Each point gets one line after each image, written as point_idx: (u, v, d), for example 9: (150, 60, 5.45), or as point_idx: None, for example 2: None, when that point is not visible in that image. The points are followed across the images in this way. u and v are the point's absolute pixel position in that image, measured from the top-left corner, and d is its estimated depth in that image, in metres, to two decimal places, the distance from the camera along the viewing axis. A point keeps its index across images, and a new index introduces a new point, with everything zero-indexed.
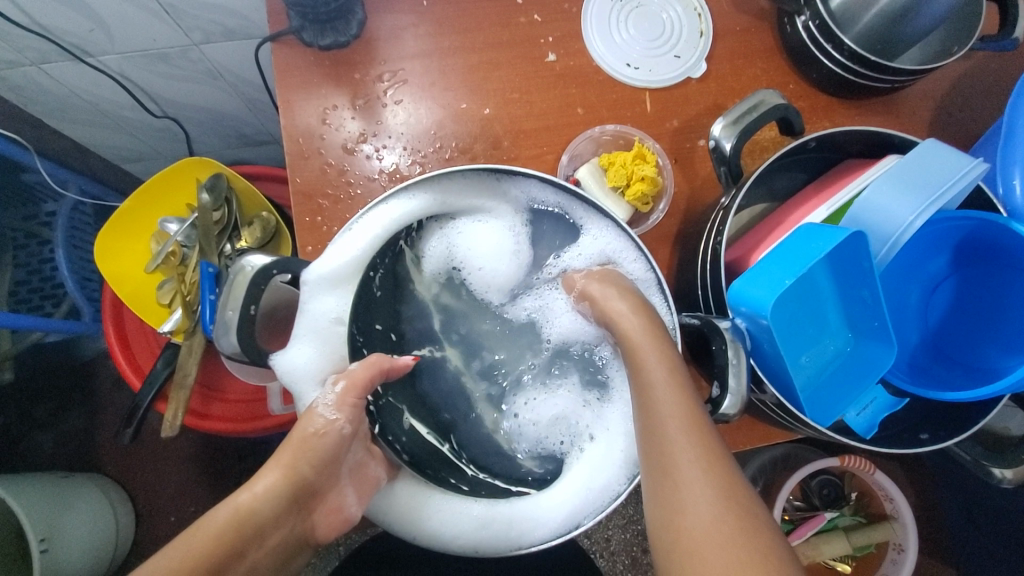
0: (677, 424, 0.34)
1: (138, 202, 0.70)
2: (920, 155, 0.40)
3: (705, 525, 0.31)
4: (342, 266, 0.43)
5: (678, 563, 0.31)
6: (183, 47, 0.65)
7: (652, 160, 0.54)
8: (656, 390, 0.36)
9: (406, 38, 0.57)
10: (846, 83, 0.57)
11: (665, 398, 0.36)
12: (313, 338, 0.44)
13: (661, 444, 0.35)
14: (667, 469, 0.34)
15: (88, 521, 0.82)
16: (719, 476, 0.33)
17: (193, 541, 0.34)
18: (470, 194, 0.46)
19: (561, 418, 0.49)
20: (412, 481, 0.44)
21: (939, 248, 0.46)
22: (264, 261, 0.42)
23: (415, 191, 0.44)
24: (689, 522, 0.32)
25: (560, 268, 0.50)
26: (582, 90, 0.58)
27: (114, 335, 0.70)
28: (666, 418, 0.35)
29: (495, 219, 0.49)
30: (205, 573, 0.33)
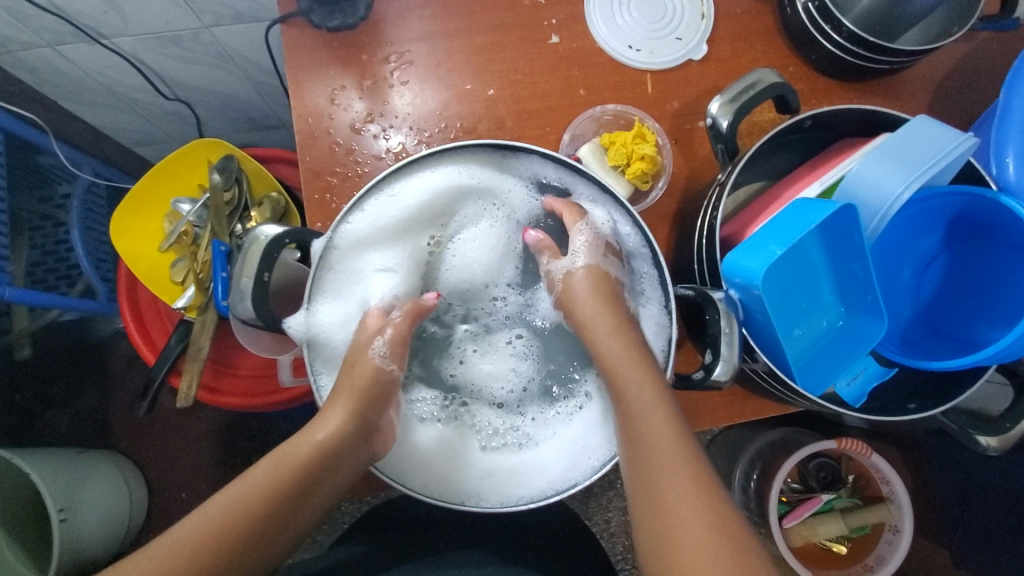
0: (660, 452, 0.39)
1: (151, 181, 0.72)
2: (913, 130, 0.41)
3: (684, 515, 0.37)
4: (371, 229, 0.46)
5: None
6: (195, 30, 0.67)
7: (652, 139, 0.55)
8: (637, 407, 0.41)
9: (412, 20, 0.59)
10: (845, 64, 0.58)
11: (644, 404, 0.41)
12: (341, 291, 0.47)
13: (645, 459, 0.40)
14: (649, 468, 0.40)
15: (103, 495, 0.85)
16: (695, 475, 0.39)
17: (284, 462, 0.41)
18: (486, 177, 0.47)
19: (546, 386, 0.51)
20: (429, 444, 0.47)
21: (933, 224, 0.46)
22: (277, 231, 0.44)
23: (432, 163, 0.45)
24: (674, 528, 0.37)
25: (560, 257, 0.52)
26: (584, 71, 0.60)
27: (128, 311, 0.73)
28: (642, 425, 0.41)
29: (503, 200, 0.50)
30: (288, 490, 0.40)
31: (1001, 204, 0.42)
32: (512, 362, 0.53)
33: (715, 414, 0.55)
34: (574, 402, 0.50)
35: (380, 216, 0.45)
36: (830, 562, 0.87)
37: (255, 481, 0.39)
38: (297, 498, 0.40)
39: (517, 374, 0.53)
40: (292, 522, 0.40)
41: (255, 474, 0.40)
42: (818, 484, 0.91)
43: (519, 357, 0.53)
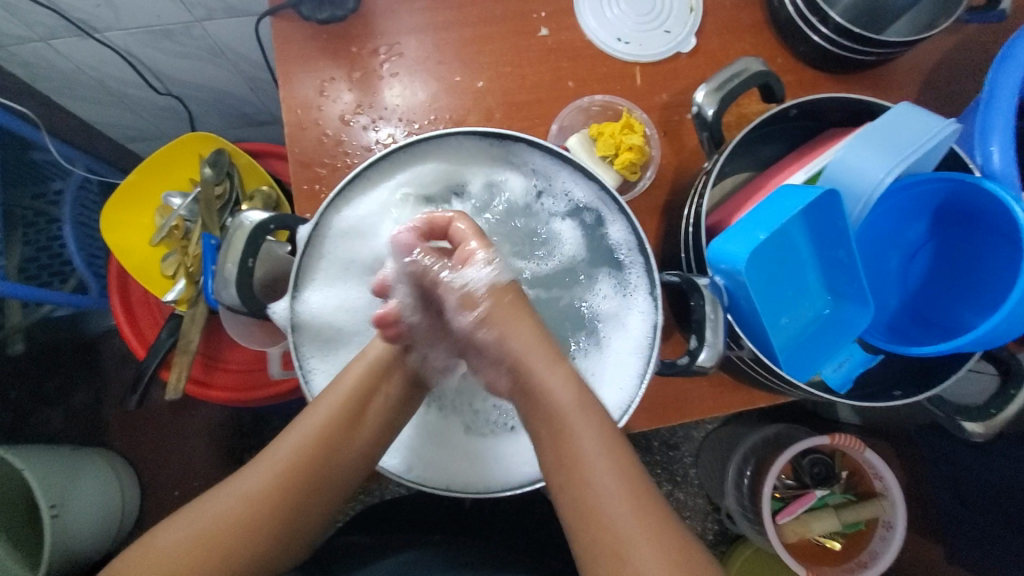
0: (590, 445, 0.39)
1: (142, 176, 0.72)
2: (895, 116, 0.42)
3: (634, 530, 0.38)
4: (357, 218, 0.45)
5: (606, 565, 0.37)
6: (186, 24, 0.67)
7: (640, 130, 0.55)
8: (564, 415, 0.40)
9: (402, 13, 0.59)
10: (833, 56, 0.58)
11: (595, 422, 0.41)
12: (329, 282, 0.46)
13: (571, 461, 0.40)
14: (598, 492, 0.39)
15: (96, 492, 0.85)
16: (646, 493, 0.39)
17: (331, 400, 0.44)
18: (482, 159, 0.47)
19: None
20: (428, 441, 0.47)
21: (917, 214, 0.47)
22: (262, 218, 0.44)
23: (433, 146, 0.46)
24: (604, 513, 0.38)
25: (561, 237, 0.48)
26: (573, 64, 0.60)
27: (119, 305, 0.72)
28: (583, 457, 0.39)
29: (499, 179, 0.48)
30: (339, 426, 0.43)
31: (986, 189, 0.42)
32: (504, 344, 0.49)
33: (704, 405, 0.55)
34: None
35: (368, 198, 0.46)
36: (825, 559, 0.86)
37: (313, 423, 0.43)
38: (344, 435, 0.44)
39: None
40: (342, 466, 0.44)
41: (313, 416, 0.44)
42: (812, 481, 0.91)
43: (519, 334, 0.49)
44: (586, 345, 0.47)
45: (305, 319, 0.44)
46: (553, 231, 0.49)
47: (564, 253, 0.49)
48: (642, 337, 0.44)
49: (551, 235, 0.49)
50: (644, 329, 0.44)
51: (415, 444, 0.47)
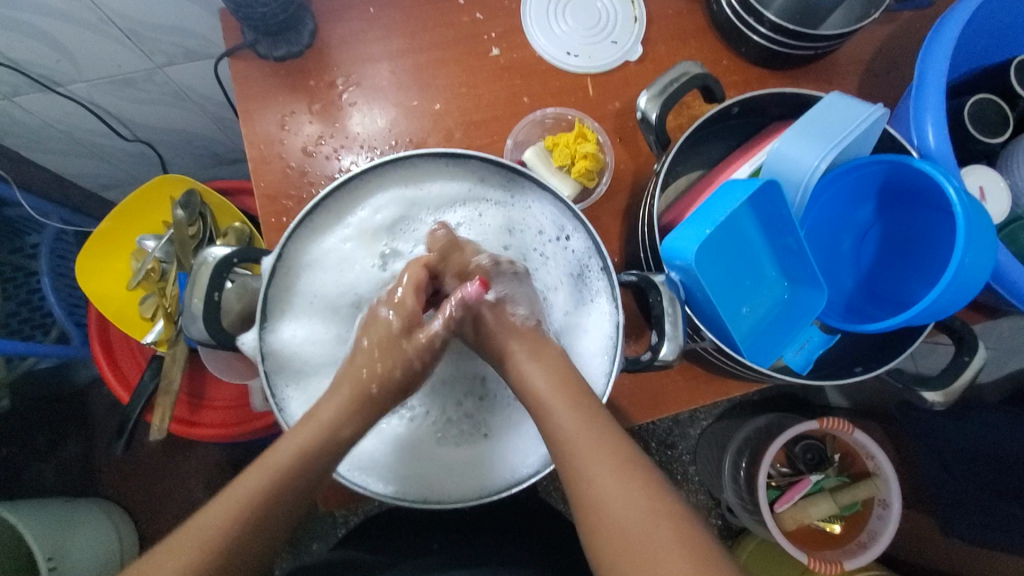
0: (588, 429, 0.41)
1: (116, 222, 0.73)
2: (827, 106, 0.44)
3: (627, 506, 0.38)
4: (322, 251, 0.46)
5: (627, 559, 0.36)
6: (148, 71, 0.68)
7: (593, 138, 0.56)
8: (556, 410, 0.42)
9: (357, 44, 0.61)
10: (773, 54, 0.61)
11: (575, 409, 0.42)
12: (297, 317, 0.46)
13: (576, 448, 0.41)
14: (586, 467, 0.40)
15: (92, 542, 0.84)
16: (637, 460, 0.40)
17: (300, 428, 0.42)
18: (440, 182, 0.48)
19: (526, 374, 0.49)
20: (394, 451, 0.46)
21: (863, 196, 0.48)
22: (226, 251, 0.45)
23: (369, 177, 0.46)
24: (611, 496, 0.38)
25: (540, 256, 0.49)
26: (526, 80, 0.62)
27: (100, 352, 0.73)
28: (572, 439, 0.41)
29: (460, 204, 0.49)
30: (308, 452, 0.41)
31: (918, 168, 0.43)
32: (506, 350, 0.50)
33: (680, 399, 0.56)
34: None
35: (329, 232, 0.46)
36: (826, 542, 0.87)
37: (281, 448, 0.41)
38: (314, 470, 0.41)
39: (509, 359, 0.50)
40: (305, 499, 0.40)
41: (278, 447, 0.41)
42: (806, 466, 0.92)
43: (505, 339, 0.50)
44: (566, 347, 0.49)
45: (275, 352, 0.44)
46: (534, 253, 0.50)
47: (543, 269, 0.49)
48: (607, 337, 0.45)
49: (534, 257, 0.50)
50: (608, 330, 0.45)
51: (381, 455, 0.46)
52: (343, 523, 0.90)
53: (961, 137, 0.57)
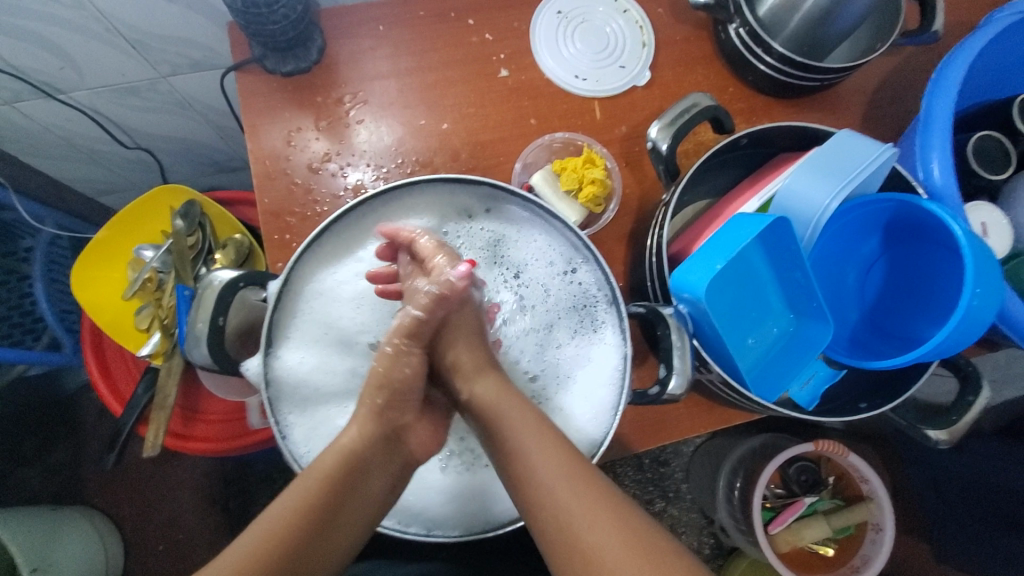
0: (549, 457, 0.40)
1: (113, 231, 0.72)
2: (836, 144, 0.44)
3: (596, 535, 0.37)
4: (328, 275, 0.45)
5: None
6: (152, 80, 0.68)
7: (601, 164, 0.56)
8: (518, 433, 0.41)
9: (365, 61, 0.61)
10: (780, 83, 0.61)
11: (542, 467, 0.40)
12: (303, 341, 0.45)
13: (533, 476, 0.40)
14: (541, 494, 0.39)
15: (78, 553, 0.83)
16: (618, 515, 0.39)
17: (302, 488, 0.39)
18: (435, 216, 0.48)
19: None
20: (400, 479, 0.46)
21: (869, 230, 0.49)
22: (231, 276, 0.46)
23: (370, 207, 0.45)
24: (574, 528, 0.38)
25: (544, 284, 0.47)
26: (534, 102, 0.62)
27: (94, 363, 0.72)
28: (524, 462, 0.40)
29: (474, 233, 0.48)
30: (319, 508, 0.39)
31: (926, 209, 0.44)
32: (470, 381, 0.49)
33: (682, 427, 0.56)
34: None
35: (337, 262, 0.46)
36: (819, 567, 0.87)
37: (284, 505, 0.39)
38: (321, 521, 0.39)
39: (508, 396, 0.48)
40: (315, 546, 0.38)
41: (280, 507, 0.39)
42: (800, 489, 0.91)
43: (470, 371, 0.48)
44: (545, 393, 0.47)
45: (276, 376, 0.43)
46: (539, 287, 0.47)
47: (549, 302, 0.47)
48: (613, 370, 0.45)
49: (533, 290, 0.47)
50: (614, 361, 0.45)
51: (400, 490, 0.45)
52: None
53: (966, 171, 0.57)
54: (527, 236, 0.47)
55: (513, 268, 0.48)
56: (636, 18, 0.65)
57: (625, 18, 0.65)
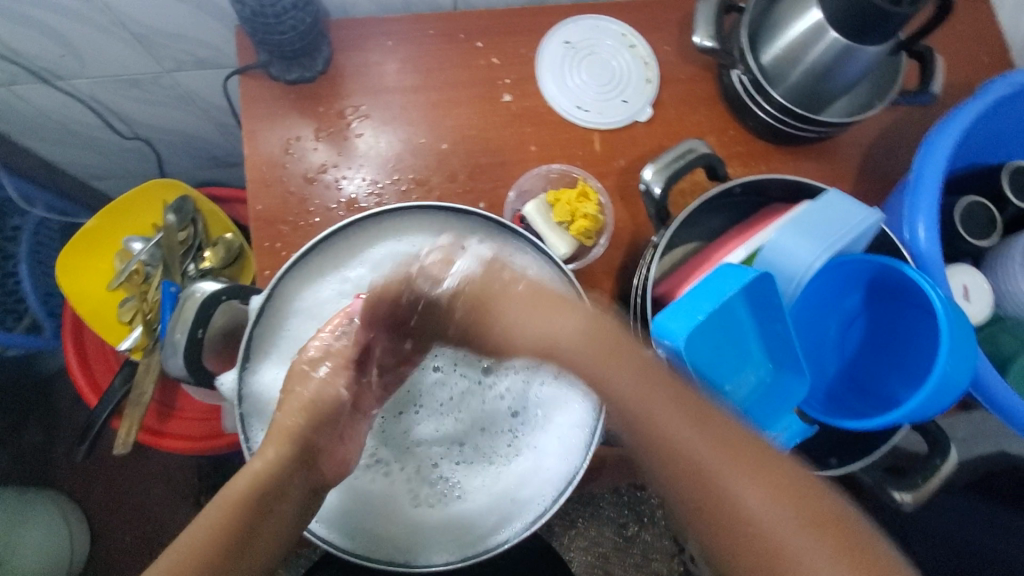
0: (642, 385, 0.40)
1: (104, 221, 0.72)
2: (824, 205, 0.45)
3: (712, 462, 0.37)
4: (318, 297, 0.45)
5: (710, 513, 0.37)
6: (155, 74, 0.68)
7: (595, 199, 0.57)
8: (599, 364, 0.42)
9: (370, 75, 0.61)
10: (778, 130, 0.62)
11: (632, 396, 0.40)
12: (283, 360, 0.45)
13: (630, 411, 0.40)
14: (649, 424, 0.39)
15: (43, 535, 0.82)
16: (759, 470, 0.37)
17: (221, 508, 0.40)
18: (433, 238, 0.46)
19: (481, 444, 0.46)
20: (358, 505, 0.45)
21: (852, 286, 0.49)
22: (214, 288, 0.46)
23: (367, 226, 0.46)
24: (691, 455, 0.38)
25: None
26: (535, 129, 0.62)
27: (73, 353, 0.71)
28: (614, 385, 0.41)
29: (467, 262, 0.47)
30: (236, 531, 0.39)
31: (907, 274, 0.45)
32: (434, 420, 0.47)
33: None
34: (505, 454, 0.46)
35: (326, 278, 0.45)
36: None
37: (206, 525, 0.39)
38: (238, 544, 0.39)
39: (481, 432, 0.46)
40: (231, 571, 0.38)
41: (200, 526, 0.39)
42: None
43: (427, 416, 0.47)
44: (519, 432, 0.46)
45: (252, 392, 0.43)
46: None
47: None
48: (584, 417, 0.45)
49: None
50: (588, 402, 0.45)
51: (378, 517, 0.44)
52: (302, 557, 0.82)
53: (954, 233, 0.58)
54: (518, 271, 0.47)
55: None
56: (643, 54, 0.66)
57: (632, 53, 0.66)
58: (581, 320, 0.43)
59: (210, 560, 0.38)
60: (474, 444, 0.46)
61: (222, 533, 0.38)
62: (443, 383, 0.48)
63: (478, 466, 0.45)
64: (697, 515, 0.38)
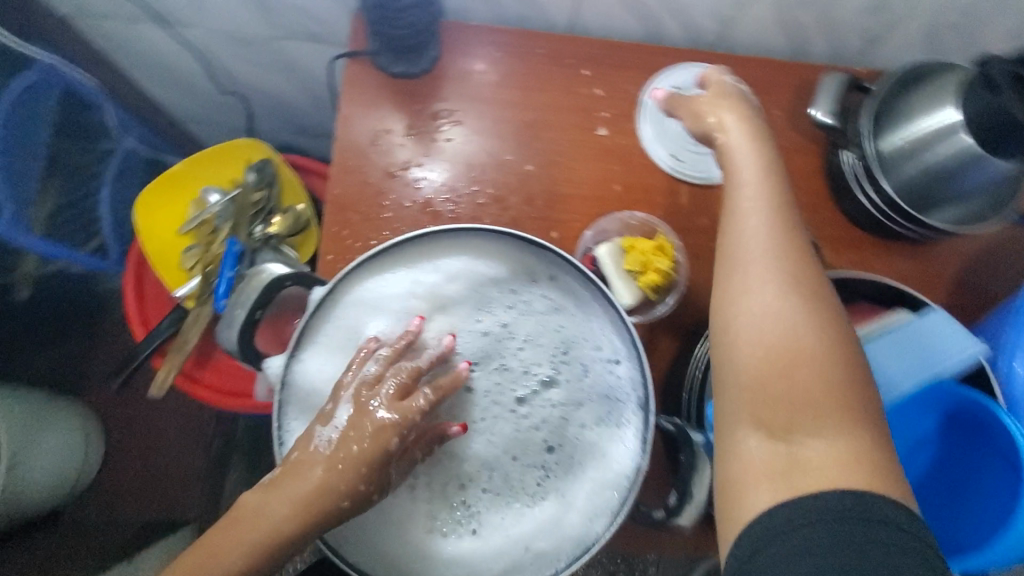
0: (757, 223, 0.43)
1: (189, 167, 0.74)
2: (926, 324, 0.43)
3: (762, 317, 0.39)
4: (384, 297, 0.45)
5: (729, 347, 0.40)
6: (267, 39, 0.69)
7: (670, 255, 0.54)
8: (742, 192, 0.46)
9: (470, 82, 0.61)
10: (879, 222, 0.58)
11: (748, 224, 0.44)
12: (332, 354, 0.44)
13: (730, 247, 0.44)
14: (741, 254, 0.42)
15: (61, 446, 0.85)
16: (786, 335, 0.38)
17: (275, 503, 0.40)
18: (507, 266, 0.46)
19: (510, 475, 0.44)
20: (369, 519, 0.43)
21: (929, 410, 0.46)
22: (282, 271, 0.45)
23: (439, 241, 0.45)
24: (744, 301, 0.40)
25: (581, 366, 0.45)
26: (623, 169, 0.60)
27: (131, 285, 0.74)
28: (742, 205, 0.45)
29: (531, 295, 0.46)
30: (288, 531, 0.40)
31: (995, 414, 0.42)
32: (462, 440, 0.45)
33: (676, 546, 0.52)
34: (530, 493, 0.44)
35: (395, 278, 0.45)
36: None
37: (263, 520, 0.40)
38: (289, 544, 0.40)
39: (508, 467, 0.44)
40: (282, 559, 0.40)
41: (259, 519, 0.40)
42: None
43: (456, 436, 0.45)
44: (548, 473, 0.44)
45: (297, 380, 0.43)
46: (578, 366, 0.45)
47: (581, 384, 0.45)
48: (620, 475, 0.42)
49: (574, 368, 0.45)
50: (625, 466, 0.42)
51: (386, 535, 0.43)
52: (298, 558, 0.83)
53: None
54: (581, 313, 0.45)
55: (554, 340, 0.45)
56: None
57: None
58: (760, 196, 0.46)
59: (267, 550, 0.40)
60: (504, 474, 0.44)
61: (279, 532, 0.39)
62: (477, 405, 0.45)
63: (504, 498, 0.44)
64: (724, 351, 0.40)
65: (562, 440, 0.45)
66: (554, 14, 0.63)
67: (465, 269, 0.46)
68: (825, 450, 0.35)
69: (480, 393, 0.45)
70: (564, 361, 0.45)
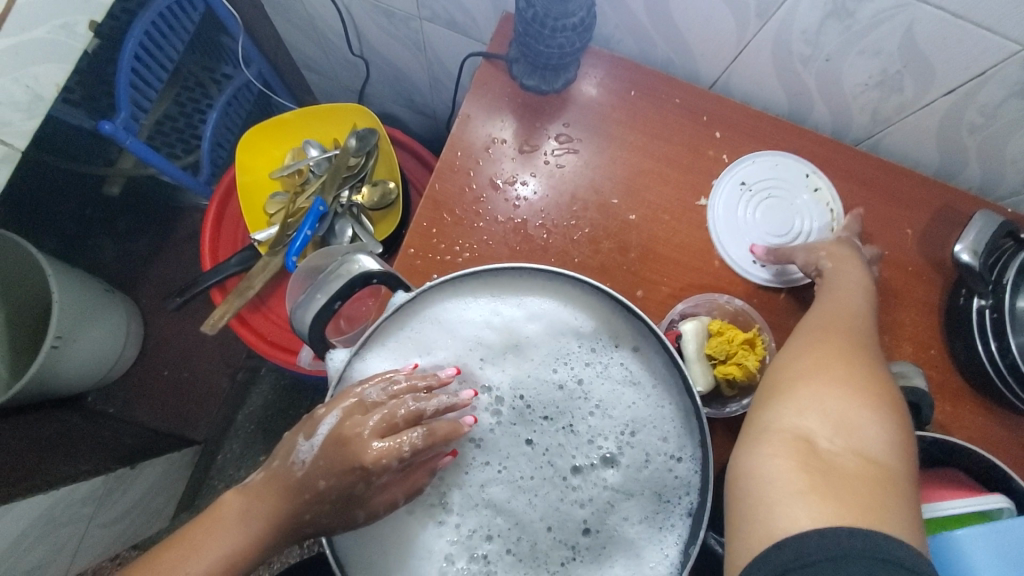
0: (840, 312, 0.46)
1: (298, 117, 0.74)
2: None
3: (823, 368, 0.40)
4: (466, 322, 0.44)
5: (780, 388, 0.41)
6: (408, 15, 0.69)
7: (759, 353, 0.50)
8: (831, 292, 0.49)
9: (598, 114, 0.59)
10: (991, 383, 0.52)
11: (828, 312, 0.47)
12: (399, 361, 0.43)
13: (807, 325, 0.46)
14: (820, 326, 0.45)
15: (104, 338, 0.87)
16: (845, 389, 0.39)
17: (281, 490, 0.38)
18: (594, 322, 0.45)
19: (538, 545, 0.42)
20: (381, 545, 0.41)
21: None
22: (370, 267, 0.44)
23: (537, 284, 0.45)
24: (804, 358, 0.42)
25: (642, 454, 0.42)
26: (729, 245, 0.57)
27: (213, 213, 0.75)
28: (830, 299, 0.48)
29: (612, 362, 0.44)
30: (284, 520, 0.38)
31: None
32: (507, 493, 0.43)
33: None
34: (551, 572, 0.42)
35: (478, 306, 0.45)
36: None
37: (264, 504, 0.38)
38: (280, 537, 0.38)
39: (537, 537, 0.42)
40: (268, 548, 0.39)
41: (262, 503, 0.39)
42: None
43: (501, 486, 0.43)
44: (578, 555, 0.42)
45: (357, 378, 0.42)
46: (640, 453, 0.43)
47: (637, 473, 0.42)
48: None
49: (635, 452, 0.43)
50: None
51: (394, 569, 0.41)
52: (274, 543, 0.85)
53: None
54: (657, 398, 0.43)
55: (620, 416, 0.43)
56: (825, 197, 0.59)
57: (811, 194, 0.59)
58: (845, 293, 0.49)
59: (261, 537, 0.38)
60: (533, 542, 0.42)
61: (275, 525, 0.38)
62: (521, 457, 0.43)
63: (524, 566, 0.41)
64: (773, 392, 0.41)
65: (600, 527, 0.42)
66: (702, 68, 0.60)
67: (554, 318, 0.45)
68: (857, 469, 0.34)
69: (541, 446, 0.43)
70: (627, 442, 0.43)
